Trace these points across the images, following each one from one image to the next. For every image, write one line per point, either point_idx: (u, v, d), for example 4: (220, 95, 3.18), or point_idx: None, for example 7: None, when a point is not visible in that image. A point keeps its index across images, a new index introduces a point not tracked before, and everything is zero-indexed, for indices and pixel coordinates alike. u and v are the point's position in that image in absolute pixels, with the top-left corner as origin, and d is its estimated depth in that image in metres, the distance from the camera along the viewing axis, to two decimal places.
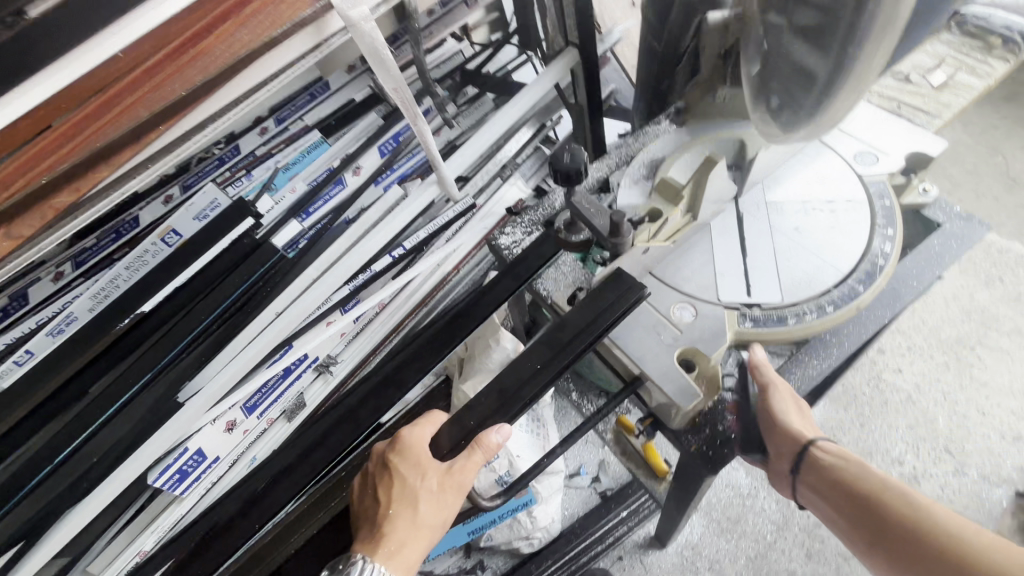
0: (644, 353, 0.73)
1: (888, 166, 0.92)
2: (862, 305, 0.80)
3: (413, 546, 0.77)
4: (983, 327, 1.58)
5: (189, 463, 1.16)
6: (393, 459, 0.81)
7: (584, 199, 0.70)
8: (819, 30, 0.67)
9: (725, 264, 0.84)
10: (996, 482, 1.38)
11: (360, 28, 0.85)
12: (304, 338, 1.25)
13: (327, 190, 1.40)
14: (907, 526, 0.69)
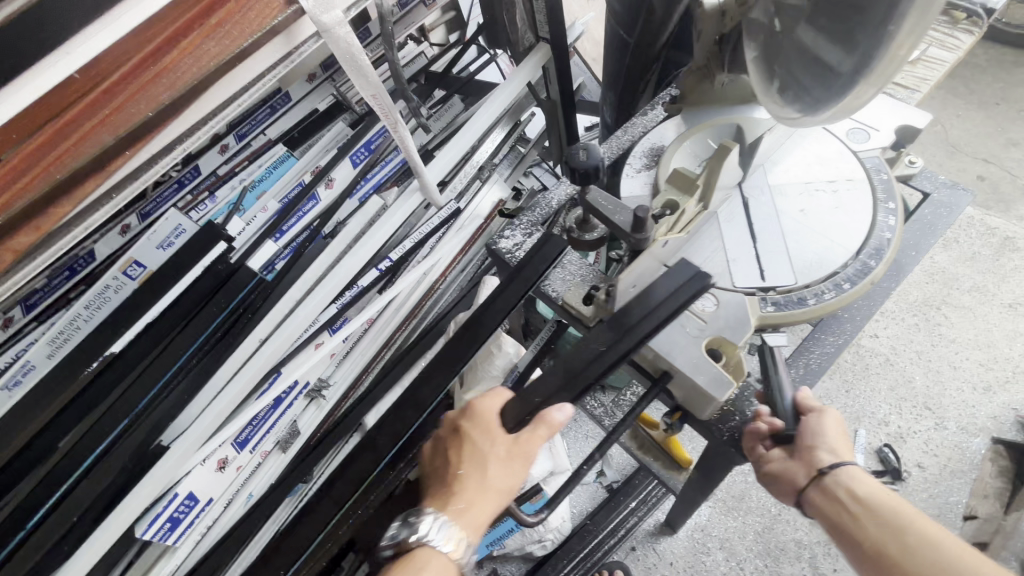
0: (671, 347, 0.73)
1: (880, 141, 0.96)
2: (876, 279, 0.82)
3: (479, 511, 0.73)
4: (945, 287, 1.67)
5: (180, 510, 1.08)
6: (463, 422, 0.78)
7: (603, 195, 0.70)
8: (853, 26, 0.67)
9: (736, 251, 0.85)
10: (974, 432, 1.46)
11: (335, 33, 0.81)
12: (293, 364, 1.19)
13: (302, 206, 1.32)
14: (933, 564, 0.65)
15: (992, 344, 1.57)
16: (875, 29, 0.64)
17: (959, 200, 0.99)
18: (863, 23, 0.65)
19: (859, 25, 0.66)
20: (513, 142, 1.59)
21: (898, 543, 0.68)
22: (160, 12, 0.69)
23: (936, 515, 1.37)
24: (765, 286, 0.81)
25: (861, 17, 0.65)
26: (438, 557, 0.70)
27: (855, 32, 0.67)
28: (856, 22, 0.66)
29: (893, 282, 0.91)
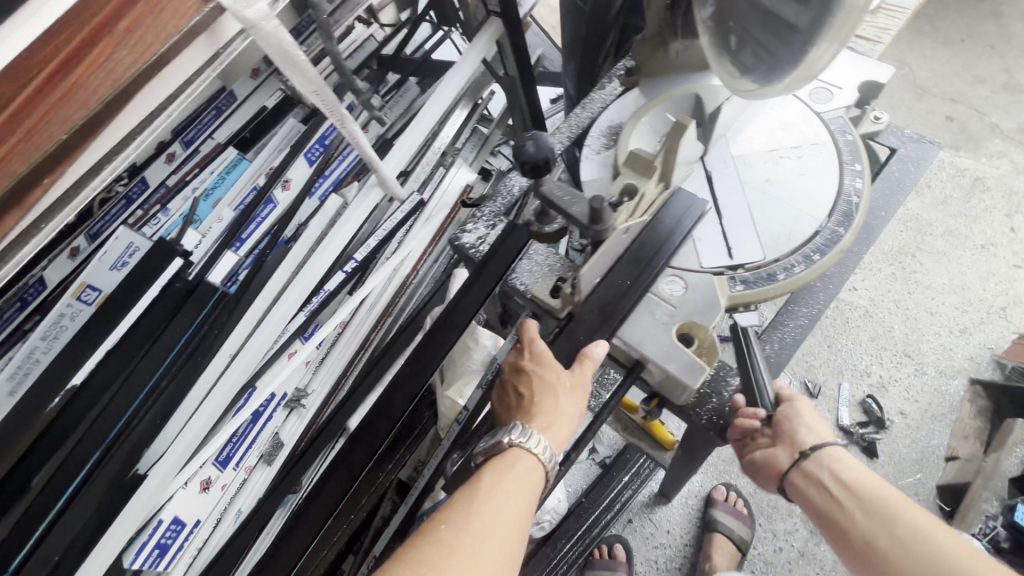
0: (642, 337, 0.72)
1: (843, 100, 0.93)
2: (846, 248, 0.81)
3: (555, 434, 0.69)
4: (919, 234, 1.67)
5: (166, 535, 1.06)
6: (527, 351, 0.72)
7: (559, 187, 0.65)
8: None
9: (702, 230, 0.83)
10: (952, 374, 1.49)
11: (262, 28, 0.74)
12: (268, 376, 1.15)
13: (258, 211, 1.26)
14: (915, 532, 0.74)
15: (967, 287, 1.59)
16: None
17: (927, 153, 0.98)
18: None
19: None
20: (475, 123, 1.54)
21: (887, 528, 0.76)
22: (27, 49, 0.59)
23: (919, 459, 1.40)
24: (731, 266, 0.79)
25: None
26: (528, 461, 0.67)
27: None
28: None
29: (865, 243, 0.90)
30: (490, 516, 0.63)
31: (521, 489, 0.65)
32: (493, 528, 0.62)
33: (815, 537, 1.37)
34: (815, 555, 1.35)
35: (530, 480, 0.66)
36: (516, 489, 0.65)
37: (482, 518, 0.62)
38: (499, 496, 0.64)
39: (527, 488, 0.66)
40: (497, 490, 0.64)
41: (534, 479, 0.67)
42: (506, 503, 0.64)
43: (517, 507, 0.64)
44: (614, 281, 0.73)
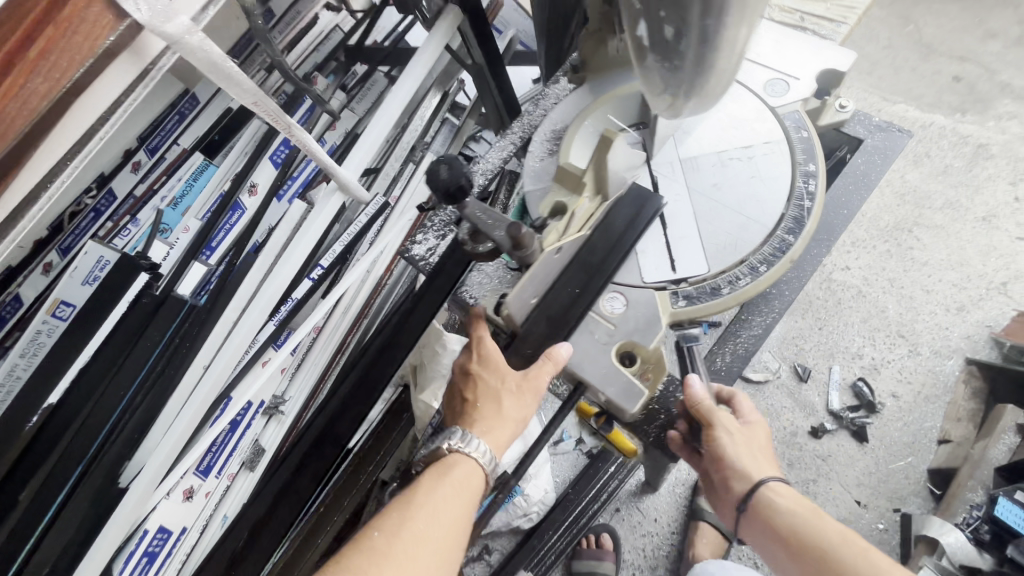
0: (582, 358, 0.69)
1: (800, 91, 0.89)
2: (795, 258, 0.79)
3: (497, 440, 0.67)
4: (917, 208, 1.60)
5: (154, 543, 1.10)
6: (474, 353, 0.70)
7: (483, 206, 0.60)
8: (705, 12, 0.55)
9: (645, 242, 0.80)
10: (948, 354, 1.44)
11: (185, 44, 0.65)
12: (242, 386, 1.15)
13: (225, 218, 1.24)
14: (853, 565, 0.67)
15: (966, 263, 1.53)
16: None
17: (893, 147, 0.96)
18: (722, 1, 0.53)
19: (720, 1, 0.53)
20: (446, 113, 1.50)
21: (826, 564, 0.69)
22: None
23: (910, 442, 1.38)
24: (670, 281, 0.77)
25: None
26: (467, 465, 0.65)
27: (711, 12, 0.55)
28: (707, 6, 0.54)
29: (818, 246, 0.89)
30: (425, 520, 0.61)
31: (460, 493, 0.64)
32: (428, 533, 0.61)
33: None
34: None
35: (469, 484, 0.65)
36: (454, 493, 0.64)
37: (416, 523, 0.61)
38: (435, 500, 0.62)
39: (466, 492, 0.65)
40: (433, 494, 0.63)
41: (474, 482, 0.66)
42: (442, 507, 0.62)
43: (454, 510, 0.63)
44: (560, 294, 0.69)
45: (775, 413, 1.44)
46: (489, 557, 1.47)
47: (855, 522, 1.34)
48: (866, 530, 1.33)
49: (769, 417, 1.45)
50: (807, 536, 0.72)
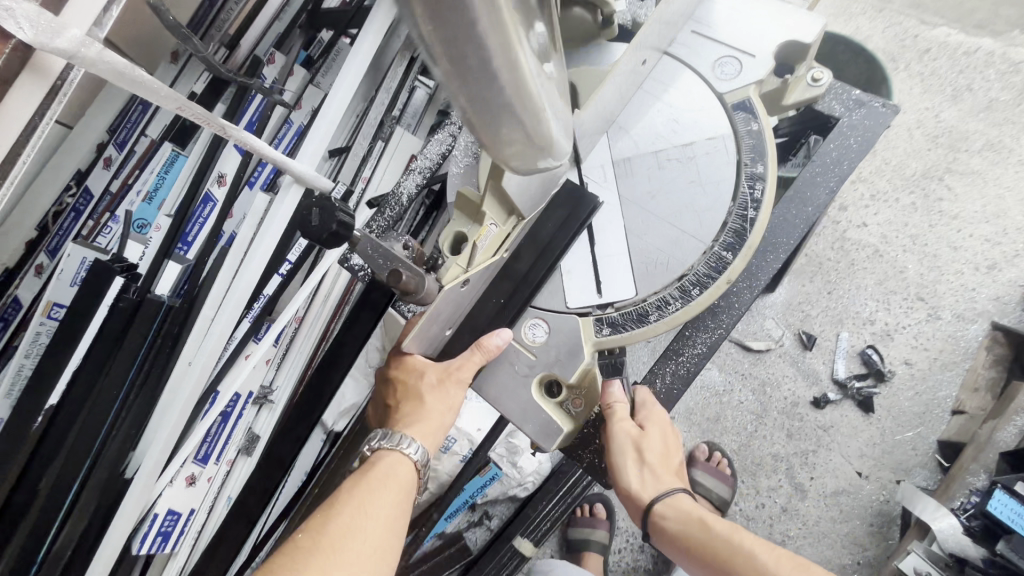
0: (501, 392, 0.77)
1: (751, 72, 0.84)
2: (731, 278, 0.77)
3: (423, 431, 0.71)
4: (952, 151, 1.43)
5: (166, 523, 1.16)
6: (394, 358, 0.77)
7: (375, 246, 0.63)
8: (456, 56, 0.45)
9: (572, 261, 0.81)
10: (971, 319, 1.33)
11: (82, 57, 0.51)
12: (227, 380, 1.17)
13: (195, 211, 1.23)
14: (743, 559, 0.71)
15: (1003, 214, 1.38)
16: (484, 28, 0.43)
17: (876, 125, 0.89)
18: (472, 41, 0.44)
19: (471, 42, 0.44)
20: (416, 78, 1.39)
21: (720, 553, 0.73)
22: None
23: (921, 413, 1.30)
24: (592, 305, 0.79)
25: (455, 33, 0.42)
26: (392, 457, 0.69)
27: (466, 55, 0.45)
28: (455, 51, 0.44)
29: (772, 253, 0.87)
30: (349, 514, 0.63)
31: (387, 485, 0.66)
32: (353, 525, 0.62)
33: (799, 493, 1.31)
34: (797, 510, 1.30)
35: (395, 476, 0.68)
36: (379, 485, 0.66)
37: (340, 517, 0.62)
38: (359, 494, 0.65)
39: (392, 484, 0.67)
40: (357, 489, 0.65)
41: (401, 475, 0.68)
42: (365, 499, 0.64)
43: (379, 502, 0.64)
44: (488, 304, 0.78)
45: (776, 383, 1.38)
46: (489, 522, 1.53)
47: (855, 494, 1.29)
48: (866, 501, 1.28)
49: (770, 387, 1.38)
50: (695, 542, 0.74)
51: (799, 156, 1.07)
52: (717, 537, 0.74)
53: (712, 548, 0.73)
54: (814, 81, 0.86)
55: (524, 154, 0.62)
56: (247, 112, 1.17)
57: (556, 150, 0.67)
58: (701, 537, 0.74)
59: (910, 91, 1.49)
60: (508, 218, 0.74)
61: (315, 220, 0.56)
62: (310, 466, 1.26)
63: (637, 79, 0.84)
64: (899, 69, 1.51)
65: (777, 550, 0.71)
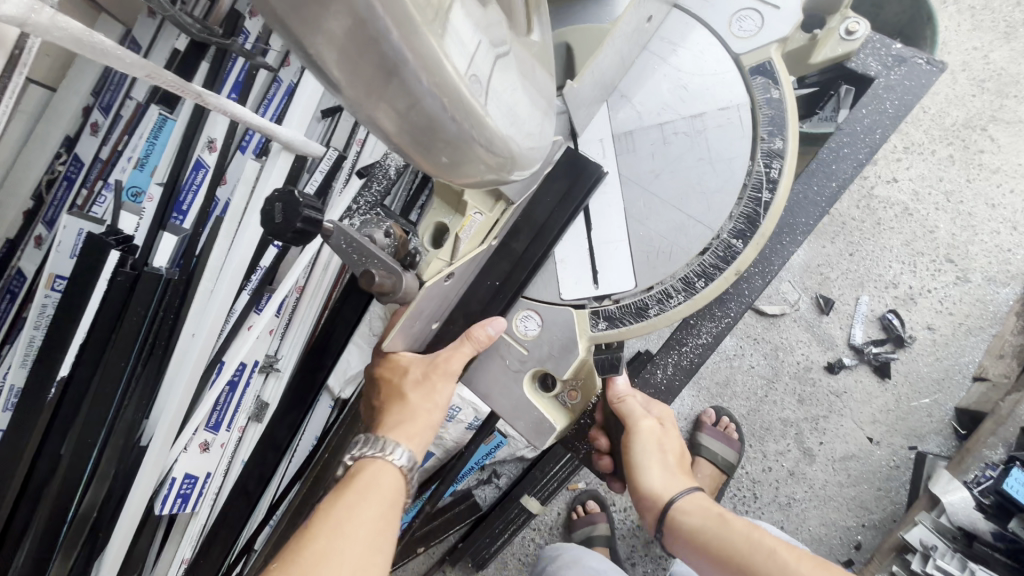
0: (493, 387, 0.76)
1: (772, 30, 0.76)
2: (741, 268, 0.73)
3: (406, 433, 0.71)
4: (999, 97, 1.32)
5: (185, 486, 1.15)
6: (379, 358, 0.76)
7: (347, 236, 0.61)
8: (368, 78, 0.41)
9: (567, 249, 0.77)
10: (1003, 282, 1.26)
11: (36, 26, 0.42)
12: (232, 350, 1.15)
13: (188, 178, 1.15)
14: (765, 549, 0.67)
15: None
16: (396, 41, 0.38)
17: (917, 87, 0.80)
18: (381, 58, 0.39)
19: (381, 60, 0.39)
20: None
21: (743, 548, 0.69)
22: None
23: (940, 379, 1.26)
24: (588, 297, 0.76)
25: (359, 51, 0.38)
26: (374, 465, 0.68)
27: (378, 76, 0.40)
28: (363, 73, 0.40)
29: (788, 235, 0.81)
30: (326, 537, 0.62)
31: (367, 498, 0.66)
32: (331, 545, 0.61)
33: (807, 458, 1.29)
34: (805, 475, 1.28)
35: (378, 486, 0.67)
36: (358, 498, 0.65)
37: (317, 541, 0.61)
38: (337, 512, 0.64)
39: (373, 495, 0.66)
40: (335, 508, 0.65)
41: (383, 483, 0.67)
42: (342, 519, 0.63)
43: (358, 517, 0.64)
44: (483, 286, 0.77)
45: (789, 348, 1.33)
46: (498, 480, 1.51)
47: (864, 459, 1.27)
48: (875, 466, 1.26)
49: (782, 352, 1.34)
50: (712, 542, 0.70)
51: (825, 110, 0.99)
52: (736, 535, 0.70)
53: (730, 547, 0.69)
54: (849, 33, 0.76)
55: (485, 176, 0.56)
56: (231, 75, 1.11)
57: (525, 165, 0.61)
58: (719, 535, 0.70)
59: (957, 29, 1.35)
60: (495, 205, 0.72)
61: (280, 216, 0.56)
62: (319, 431, 1.27)
63: (641, 38, 0.76)
64: (947, 2, 1.36)
65: (800, 552, 0.67)
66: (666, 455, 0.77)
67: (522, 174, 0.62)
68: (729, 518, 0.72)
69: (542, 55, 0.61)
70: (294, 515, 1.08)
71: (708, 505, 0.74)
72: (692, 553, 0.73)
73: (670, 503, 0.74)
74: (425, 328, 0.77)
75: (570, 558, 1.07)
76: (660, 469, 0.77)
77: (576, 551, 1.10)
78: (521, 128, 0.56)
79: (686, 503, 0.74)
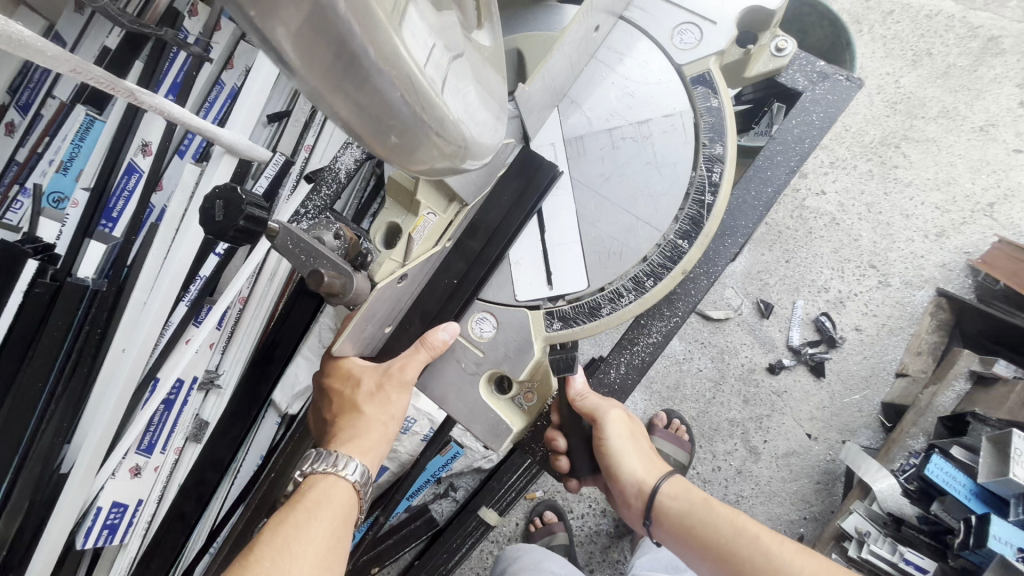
0: (449, 392, 0.75)
1: (712, 42, 0.80)
2: (687, 268, 0.75)
3: (362, 447, 0.69)
4: (909, 118, 1.45)
5: (112, 516, 1.03)
6: (330, 369, 0.74)
7: (296, 235, 0.59)
8: (325, 64, 0.39)
9: (521, 251, 0.77)
10: (918, 285, 1.37)
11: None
12: (168, 365, 1.06)
13: (118, 184, 1.06)
14: (746, 533, 0.72)
15: (953, 181, 1.41)
16: (357, 32, 0.38)
17: (838, 101, 0.87)
18: (342, 47, 0.38)
19: (342, 51, 0.38)
20: None
21: (726, 532, 0.72)
22: None
23: (868, 376, 1.35)
24: (543, 298, 0.77)
25: (318, 38, 0.37)
26: (325, 481, 0.67)
27: (337, 64, 0.39)
28: (322, 59, 0.39)
29: (730, 238, 0.86)
30: (271, 558, 0.60)
31: (316, 514, 0.64)
32: (276, 566, 0.60)
33: (753, 456, 1.35)
34: (751, 473, 1.34)
35: (328, 502, 0.66)
36: (307, 516, 0.64)
37: (262, 562, 0.60)
38: (285, 531, 0.63)
39: (323, 511, 0.65)
40: (283, 526, 0.63)
41: (334, 499, 0.66)
42: (290, 537, 0.62)
43: (306, 535, 0.63)
44: (440, 285, 0.76)
45: (734, 351, 1.40)
46: (455, 494, 1.48)
47: (804, 454, 1.34)
48: (814, 461, 1.33)
49: (728, 354, 1.40)
50: (698, 526, 0.74)
51: (760, 125, 1.06)
52: (720, 520, 0.73)
53: (713, 530, 0.73)
54: (778, 50, 0.82)
55: (439, 164, 0.56)
56: (168, 75, 1.06)
57: (479, 154, 0.61)
58: (702, 518, 0.74)
59: (872, 56, 1.49)
60: (449, 205, 0.72)
61: (222, 214, 0.54)
62: (265, 449, 1.19)
63: (590, 47, 0.79)
64: (862, 32, 1.51)
65: (780, 535, 0.72)
66: (641, 446, 0.80)
67: (475, 163, 0.62)
68: (710, 503, 0.75)
69: (494, 58, 0.63)
70: (239, 539, 1.01)
71: (688, 492, 0.77)
72: (677, 539, 0.76)
73: (653, 491, 0.78)
74: (376, 335, 0.75)
75: (529, 561, 1.06)
76: (638, 460, 0.79)
77: (537, 552, 1.09)
78: (475, 119, 0.57)
79: (667, 492, 0.77)
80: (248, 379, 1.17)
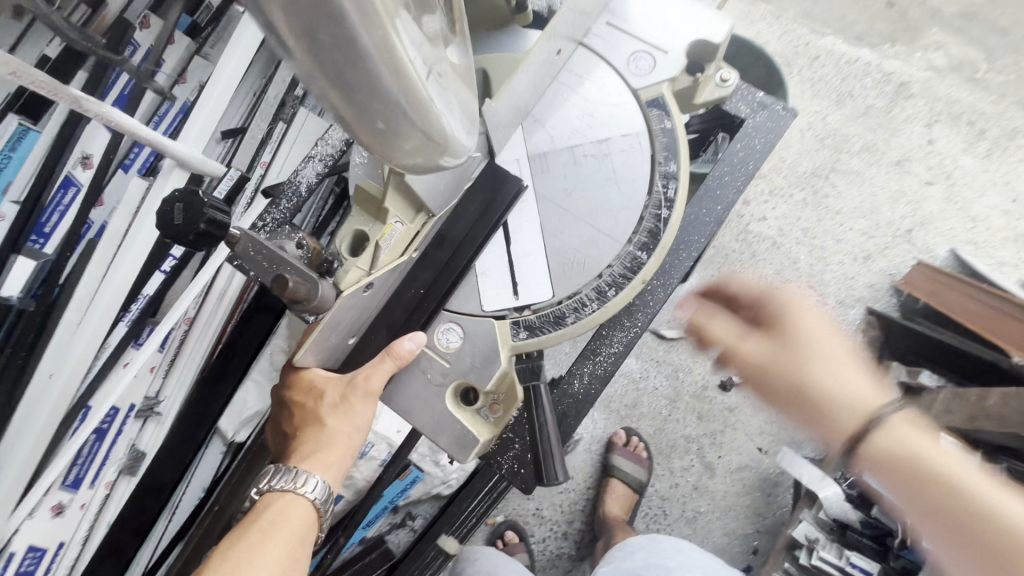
0: (415, 404, 0.75)
1: (664, 70, 0.85)
2: (646, 278, 0.78)
3: (322, 462, 0.68)
4: (836, 152, 1.59)
5: (27, 562, 0.92)
6: (291, 381, 0.72)
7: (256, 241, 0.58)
8: (318, 48, 0.40)
9: (487, 262, 0.79)
10: (850, 304, 1.48)
11: None
12: (102, 391, 0.98)
13: (52, 198, 0.95)
14: (944, 469, 0.66)
15: (876, 210, 1.55)
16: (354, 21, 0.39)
17: (776, 129, 0.95)
18: (338, 34, 0.39)
19: (339, 37, 0.39)
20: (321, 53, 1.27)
21: (915, 467, 0.68)
22: None
23: None
24: (509, 308, 0.78)
25: (314, 23, 0.38)
26: (282, 500, 0.66)
27: (331, 47, 0.40)
28: (317, 41, 0.40)
29: (683, 253, 0.90)
30: None
31: (271, 535, 0.64)
32: None
33: (708, 472, 1.39)
34: (707, 488, 1.37)
35: (285, 521, 0.65)
36: (262, 537, 0.63)
37: None
38: (238, 552, 0.63)
39: (279, 532, 0.64)
40: (235, 548, 0.63)
41: (291, 518, 0.66)
42: (241, 559, 0.62)
43: (258, 559, 0.62)
44: (406, 295, 0.75)
45: (687, 368, 1.45)
46: (412, 523, 1.43)
47: (756, 468, 1.39)
48: (764, 474, 1.38)
49: (682, 372, 1.45)
50: (885, 458, 0.70)
51: (707, 153, 1.13)
52: (917, 459, 0.68)
53: (920, 466, 0.67)
54: (722, 81, 0.87)
55: (419, 154, 0.58)
56: (115, 86, 1.01)
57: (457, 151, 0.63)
58: (904, 454, 0.69)
59: (801, 95, 1.64)
60: (416, 215, 0.72)
61: (182, 216, 0.57)
62: (209, 481, 1.12)
63: (552, 69, 0.82)
64: (793, 74, 1.65)
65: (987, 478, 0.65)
66: (846, 363, 0.75)
67: (454, 161, 0.64)
68: (909, 436, 0.69)
69: (465, 75, 0.65)
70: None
71: (901, 431, 0.70)
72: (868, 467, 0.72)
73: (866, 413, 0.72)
74: (340, 343, 0.74)
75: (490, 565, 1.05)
76: (844, 384, 0.74)
77: (497, 557, 1.07)
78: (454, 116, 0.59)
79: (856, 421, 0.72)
80: (194, 404, 1.10)
